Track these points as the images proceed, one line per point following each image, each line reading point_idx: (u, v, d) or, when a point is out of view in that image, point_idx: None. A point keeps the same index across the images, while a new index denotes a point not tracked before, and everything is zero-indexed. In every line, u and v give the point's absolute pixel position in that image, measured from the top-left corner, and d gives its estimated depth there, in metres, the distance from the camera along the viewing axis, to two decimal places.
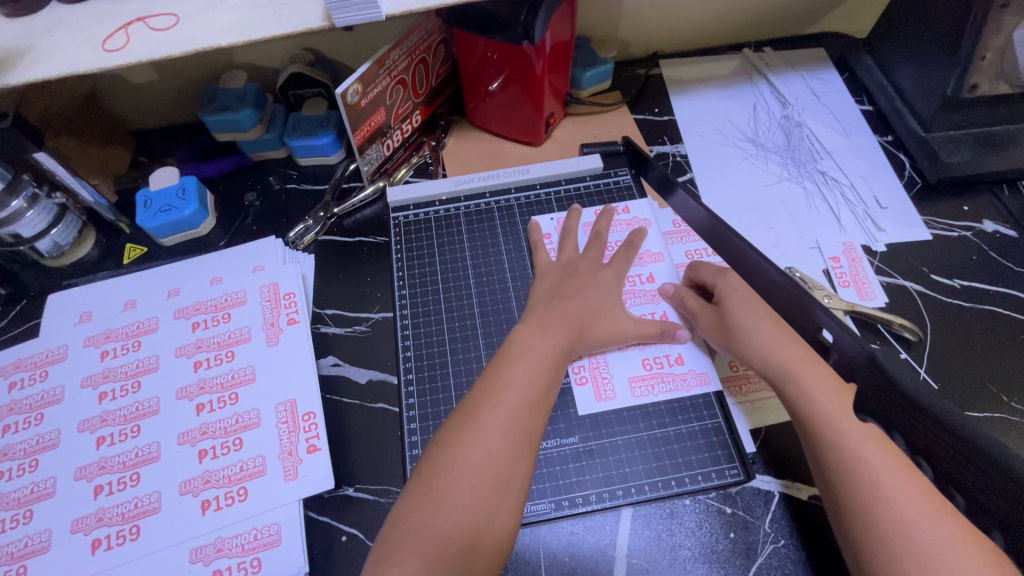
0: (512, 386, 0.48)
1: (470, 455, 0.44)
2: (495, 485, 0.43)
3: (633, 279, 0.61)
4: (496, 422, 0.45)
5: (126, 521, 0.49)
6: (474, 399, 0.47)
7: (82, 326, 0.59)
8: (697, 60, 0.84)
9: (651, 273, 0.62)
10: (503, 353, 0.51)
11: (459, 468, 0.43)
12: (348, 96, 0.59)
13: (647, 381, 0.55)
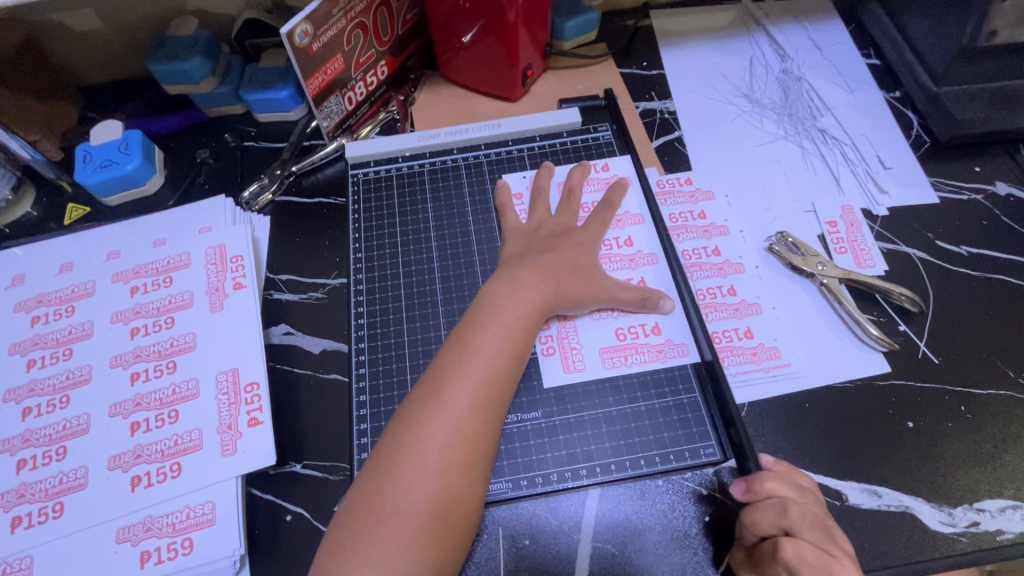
0: (484, 356, 0.43)
1: (436, 435, 0.39)
2: (466, 468, 0.39)
3: (611, 242, 0.56)
4: (464, 398, 0.41)
5: (50, 498, 0.45)
6: (438, 370, 0.42)
7: (13, 290, 0.55)
8: (690, 11, 0.77)
9: (628, 237, 0.57)
10: (469, 318, 0.46)
11: (425, 450, 0.39)
12: (297, 38, 0.54)
13: (619, 352, 0.50)
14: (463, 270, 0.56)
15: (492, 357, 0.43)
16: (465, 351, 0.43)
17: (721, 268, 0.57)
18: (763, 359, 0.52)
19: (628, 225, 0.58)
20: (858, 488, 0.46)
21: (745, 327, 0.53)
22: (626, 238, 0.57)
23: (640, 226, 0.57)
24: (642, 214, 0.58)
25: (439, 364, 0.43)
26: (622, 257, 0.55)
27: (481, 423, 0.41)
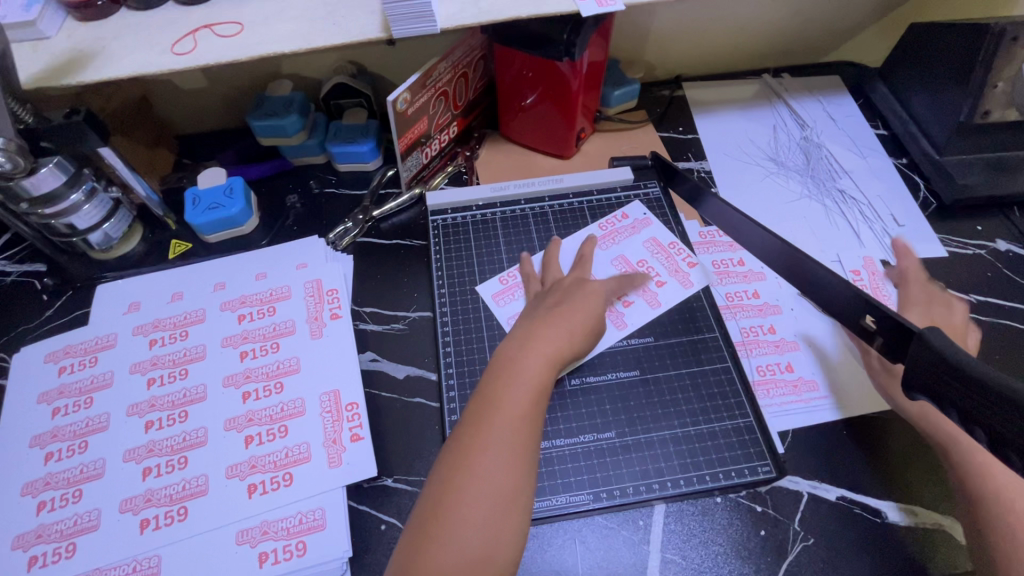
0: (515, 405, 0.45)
1: (484, 480, 0.41)
2: (515, 506, 0.42)
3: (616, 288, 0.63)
4: (510, 437, 0.43)
5: (174, 502, 0.50)
6: (472, 424, 0.44)
7: (131, 315, 0.62)
8: (718, 84, 0.88)
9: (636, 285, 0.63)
10: (493, 371, 0.48)
11: (487, 459, 0.42)
12: (398, 104, 0.62)
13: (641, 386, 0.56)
14: (511, 315, 0.62)
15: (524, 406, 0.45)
16: (497, 399, 0.45)
17: (762, 309, 0.63)
18: (805, 391, 0.57)
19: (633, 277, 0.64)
20: (895, 506, 0.51)
21: (786, 361, 0.60)
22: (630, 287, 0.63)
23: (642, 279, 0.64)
24: (647, 265, 0.65)
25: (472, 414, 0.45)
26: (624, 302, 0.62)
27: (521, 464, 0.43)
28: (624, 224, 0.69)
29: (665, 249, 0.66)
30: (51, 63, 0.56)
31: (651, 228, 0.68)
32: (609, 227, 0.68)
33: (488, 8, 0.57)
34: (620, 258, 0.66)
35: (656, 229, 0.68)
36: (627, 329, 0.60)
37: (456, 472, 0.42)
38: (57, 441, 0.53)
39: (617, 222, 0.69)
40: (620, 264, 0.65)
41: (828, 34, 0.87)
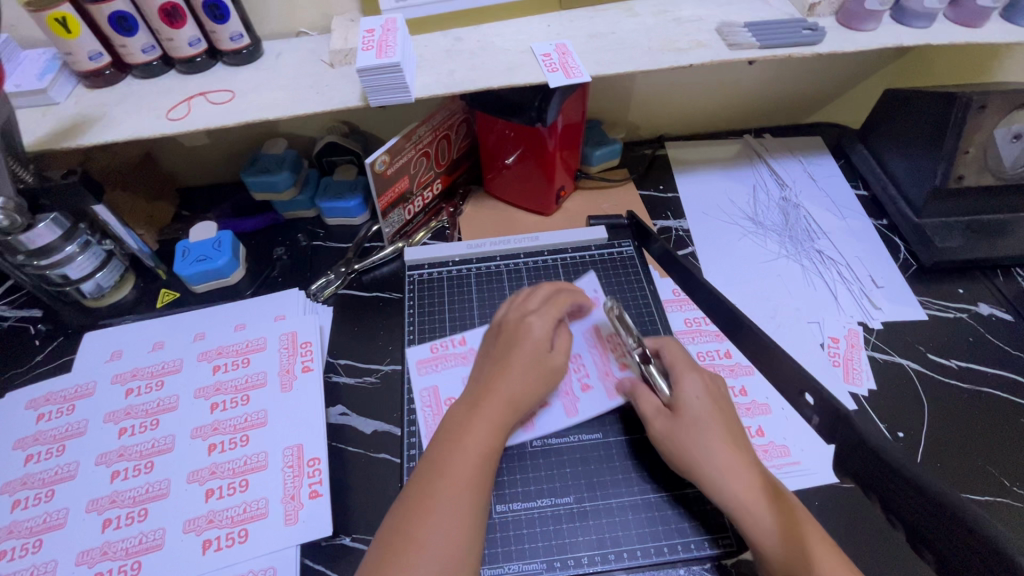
0: (461, 471, 0.44)
1: (426, 545, 0.41)
2: (460, 570, 0.41)
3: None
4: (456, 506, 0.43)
5: (129, 556, 0.50)
6: (415, 490, 0.44)
7: (111, 364, 0.63)
8: (701, 143, 0.90)
9: (575, 381, 0.59)
10: (438, 437, 0.47)
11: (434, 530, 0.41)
12: (377, 166, 0.65)
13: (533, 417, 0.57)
14: (425, 387, 0.61)
15: (468, 472, 0.44)
16: (440, 467, 0.44)
17: (732, 369, 0.63)
18: (774, 456, 0.57)
19: (600, 361, 0.61)
20: None
21: (756, 425, 0.59)
22: (572, 381, 0.59)
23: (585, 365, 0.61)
24: (581, 361, 0.61)
25: (420, 482, 0.44)
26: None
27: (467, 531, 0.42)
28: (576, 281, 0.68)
29: (615, 342, 0.62)
30: (55, 126, 0.61)
31: (604, 299, 0.67)
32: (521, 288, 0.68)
33: (461, 79, 0.61)
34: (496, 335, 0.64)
35: (603, 316, 0.65)
36: (577, 417, 0.57)
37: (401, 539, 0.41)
38: (25, 488, 0.54)
39: (528, 282, 0.68)
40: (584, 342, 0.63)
41: (806, 98, 0.90)
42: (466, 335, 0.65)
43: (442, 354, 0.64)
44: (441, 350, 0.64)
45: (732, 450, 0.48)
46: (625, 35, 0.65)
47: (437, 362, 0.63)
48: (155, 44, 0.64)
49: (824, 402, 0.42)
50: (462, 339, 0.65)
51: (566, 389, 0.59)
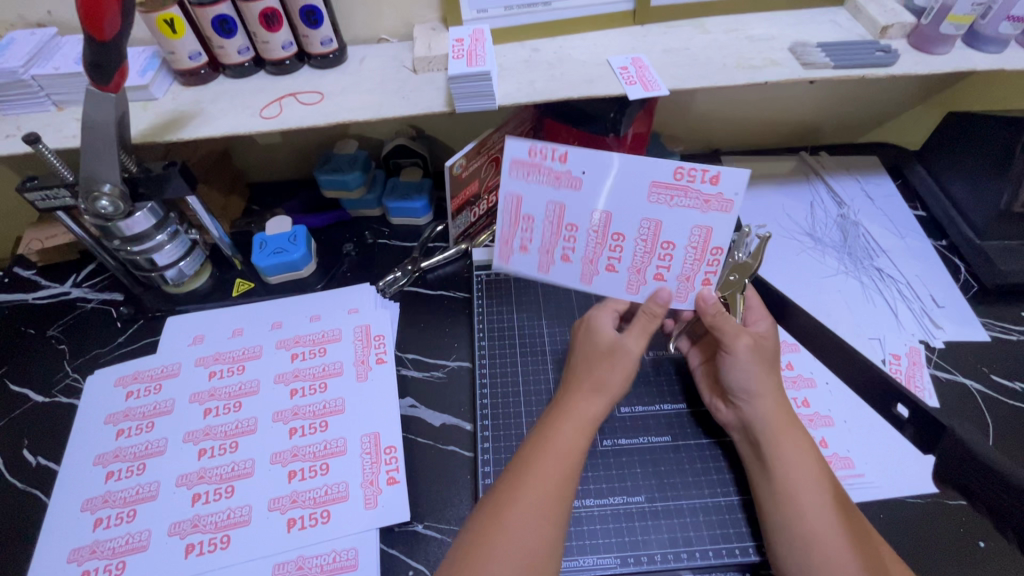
0: (552, 471, 0.47)
1: (511, 531, 0.44)
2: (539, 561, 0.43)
3: (572, 231, 0.58)
4: (540, 499, 0.45)
5: (218, 530, 0.53)
6: (514, 474, 0.48)
7: (195, 347, 0.67)
8: (757, 159, 0.91)
9: (590, 252, 0.59)
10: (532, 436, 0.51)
11: (519, 519, 0.44)
12: (455, 169, 0.67)
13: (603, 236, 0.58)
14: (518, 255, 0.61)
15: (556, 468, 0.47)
16: (530, 463, 0.48)
17: (795, 380, 0.64)
18: (838, 467, 0.57)
19: (642, 251, 0.58)
20: None
21: (819, 437, 0.60)
22: (590, 251, 0.59)
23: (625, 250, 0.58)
24: (620, 242, 0.58)
25: (518, 470, 0.48)
26: (564, 254, 0.59)
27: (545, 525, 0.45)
28: (690, 202, 0.55)
29: (703, 247, 0.57)
30: (155, 121, 0.64)
31: (721, 216, 0.55)
32: (559, 175, 0.56)
33: (542, 88, 0.63)
34: (560, 206, 0.57)
35: (724, 223, 0.55)
36: (590, 287, 0.60)
37: (490, 524, 0.44)
38: (118, 461, 0.58)
39: (546, 157, 0.56)
40: (642, 232, 0.57)
41: (865, 118, 0.90)
42: (532, 214, 0.58)
43: (514, 237, 0.60)
44: (517, 215, 0.59)
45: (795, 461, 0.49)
46: (699, 51, 0.67)
47: (507, 226, 0.60)
48: (249, 46, 0.67)
49: (918, 410, 0.54)
50: (527, 216, 0.58)
51: (573, 246, 0.59)
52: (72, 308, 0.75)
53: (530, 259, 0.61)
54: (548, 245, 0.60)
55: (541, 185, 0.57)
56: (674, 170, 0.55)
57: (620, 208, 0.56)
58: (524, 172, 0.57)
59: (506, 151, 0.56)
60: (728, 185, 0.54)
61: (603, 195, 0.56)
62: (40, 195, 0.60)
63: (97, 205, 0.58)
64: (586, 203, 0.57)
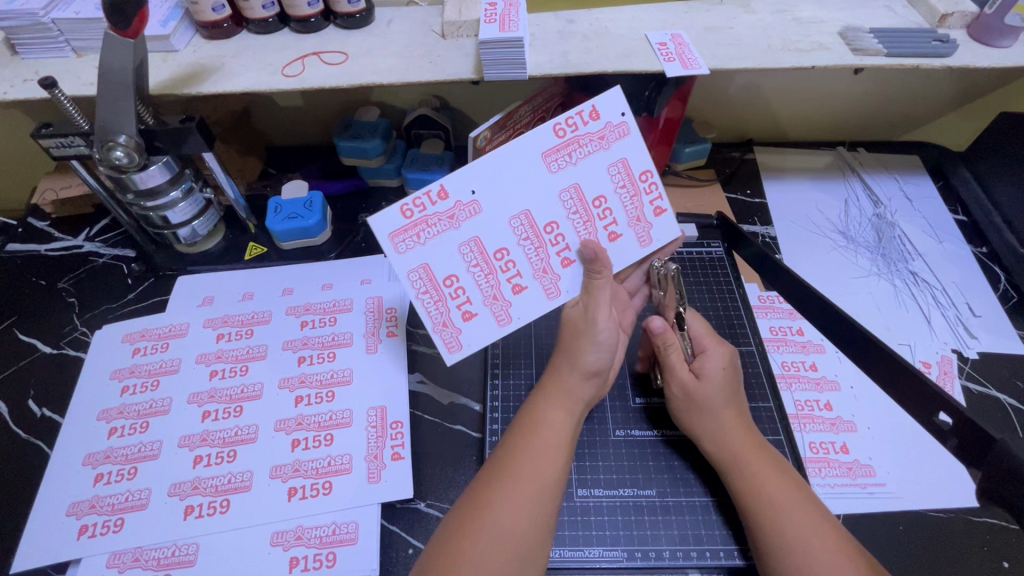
0: (540, 460, 0.46)
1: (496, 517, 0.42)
2: (522, 552, 0.41)
3: (504, 258, 0.52)
4: (527, 485, 0.44)
5: (219, 493, 0.53)
6: (503, 453, 0.46)
7: (203, 308, 0.66)
8: (790, 152, 0.88)
9: (535, 265, 0.53)
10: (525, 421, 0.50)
11: (503, 507, 0.42)
12: (479, 141, 0.62)
13: (537, 243, 0.53)
14: (462, 323, 0.53)
15: (546, 458, 0.46)
16: (521, 449, 0.46)
17: (818, 382, 0.62)
18: (859, 475, 0.55)
19: (581, 224, 0.53)
20: None
21: (840, 442, 0.58)
22: (535, 262, 0.53)
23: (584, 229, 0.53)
24: (558, 230, 0.53)
25: (505, 449, 0.47)
26: (514, 284, 0.53)
27: (531, 503, 0.43)
28: (589, 148, 0.52)
29: (631, 180, 0.53)
30: (175, 73, 0.61)
31: (625, 143, 0.52)
32: (452, 213, 0.50)
33: (576, 61, 0.59)
34: (474, 241, 0.52)
35: (632, 145, 0.52)
36: (559, 298, 0.54)
37: (477, 498, 0.43)
38: (122, 418, 0.58)
39: (425, 207, 0.50)
40: (569, 206, 0.52)
41: (909, 114, 0.86)
42: (454, 271, 0.52)
43: (451, 314, 0.53)
44: (438, 284, 0.52)
45: (787, 486, 0.47)
46: (744, 31, 0.63)
47: (437, 305, 0.53)
48: (274, 1, 0.64)
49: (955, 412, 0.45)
50: (450, 276, 0.52)
51: (516, 271, 0.53)
52: (84, 261, 0.74)
53: (482, 318, 0.53)
54: (491, 291, 0.53)
55: (438, 241, 0.51)
56: (552, 127, 0.51)
57: (549, 182, 0.52)
58: (413, 238, 0.50)
59: (376, 228, 0.49)
60: (610, 109, 0.51)
61: (513, 192, 0.51)
62: (55, 142, 0.59)
63: (111, 156, 0.57)
64: (499, 218, 0.51)
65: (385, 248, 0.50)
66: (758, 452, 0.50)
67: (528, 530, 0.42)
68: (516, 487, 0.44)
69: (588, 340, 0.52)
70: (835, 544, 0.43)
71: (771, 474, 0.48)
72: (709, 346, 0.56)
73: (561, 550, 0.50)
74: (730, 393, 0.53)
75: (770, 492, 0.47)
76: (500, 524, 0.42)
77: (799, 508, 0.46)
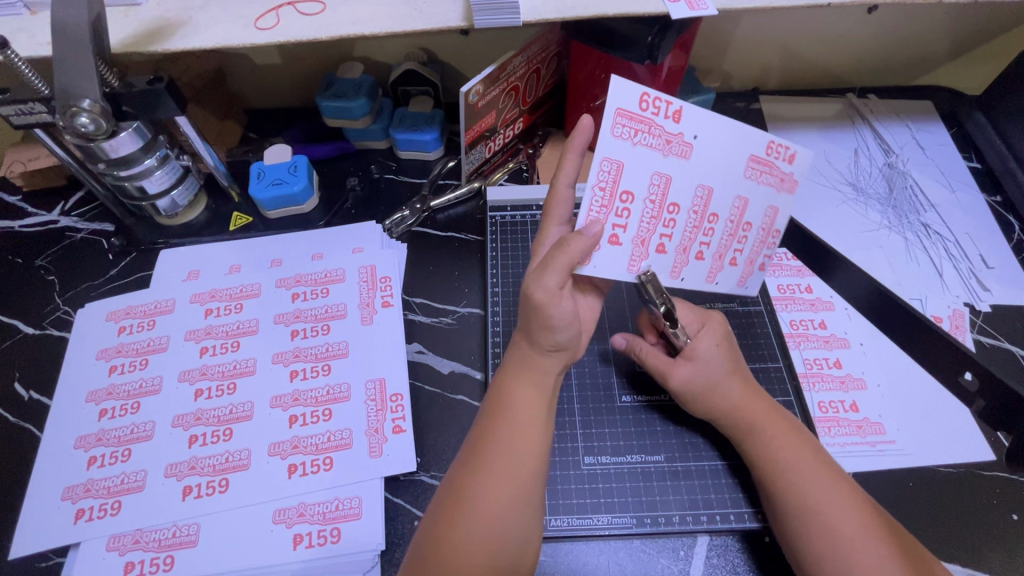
0: (523, 443, 0.43)
1: (484, 503, 0.40)
2: (509, 537, 0.40)
3: (673, 214, 0.49)
4: (512, 469, 0.42)
5: (216, 473, 0.51)
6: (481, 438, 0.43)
7: (189, 283, 0.64)
8: (799, 100, 0.83)
9: (683, 240, 0.51)
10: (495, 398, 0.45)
11: (491, 493, 0.41)
12: (470, 96, 0.59)
13: (695, 226, 0.51)
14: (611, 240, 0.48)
15: (529, 438, 0.43)
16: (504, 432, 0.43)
17: (828, 341, 0.60)
18: (869, 433, 0.54)
19: (727, 234, 0.53)
20: (962, 569, 0.48)
21: (850, 400, 0.56)
22: (684, 236, 0.51)
23: (729, 231, 0.52)
24: (713, 226, 0.51)
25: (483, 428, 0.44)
26: (660, 244, 0.50)
27: (518, 489, 0.41)
28: (772, 180, 0.51)
29: (768, 229, 0.53)
30: (139, 29, 0.53)
31: (784, 195, 0.52)
32: (670, 138, 0.47)
33: (574, 3, 0.53)
34: (666, 179, 0.48)
35: (789, 203, 0.52)
36: (677, 281, 0.53)
37: (462, 486, 0.41)
38: (112, 399, 0.56)
39: (659, 112, 0.46)
40: (731, 211, 0.51)
41: (927, 55, 0.81)
42: (635, 191, 0.47)
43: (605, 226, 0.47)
44: (615, 192, 0.47)
45: (808, 460, 0.45)
46: None
47: (601, 208, 0.47)
48: None
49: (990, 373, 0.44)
50: (630, 193, 0.47)
51: (671, 232, 0.50)
52: (60, 237, 0.70)
53: (621, 253, 0.49)
54: (643, 233, 0.49)
55: (646, 151, 0.46)
56: (767, 145, 0.50)
57: (725, 181, 0.50)
58: (630, 130, 0.46)
59: (611, 92, 0.44)
60: (801, 164, 0.51)
61: (711, 168, 0.49)
62: (14, 109, 0.54)
63: (76, 122, 0.52)
64: (647, 167, 0.47)
65: (606, 120, 0.45)
66: (776, 424, 0.48)
67: (513, 514, 0.41)
68: (503, 471, 0.41)
69: (540, 324, 0.44)
70: (853, 504, 0.43)
71: (791, 447, 0.46)
72: (705, 323, 0.54)
73: (569, 518, 0.49)
74: (733, 367, 0.51)
75: (789, 463, 0.45)
76: (485, 510, 0.40)
77: (822, 479, 0.44)
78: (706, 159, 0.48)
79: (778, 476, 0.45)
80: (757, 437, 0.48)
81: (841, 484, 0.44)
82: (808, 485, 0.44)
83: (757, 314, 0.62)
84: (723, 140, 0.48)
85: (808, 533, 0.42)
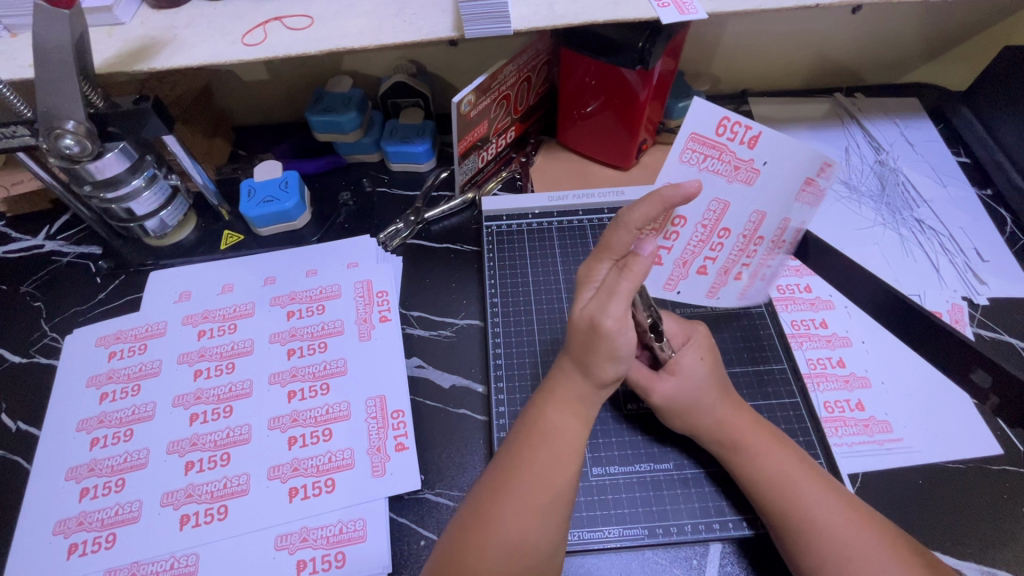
0: (545, 467, 0.41)
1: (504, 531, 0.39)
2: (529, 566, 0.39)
3: (722, 237, 0.53)
4: (535, 495, 0.40)
5: (215, 500, 0.50)
6: (506, 459, 0.42)
7: (181, 304, 0.62)
8: (787, 100, 0.84)
9: (728, 263, 0.55)
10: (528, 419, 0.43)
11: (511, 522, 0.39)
12: (462, 106, 0.58)
13: (740, 251, 0.54)
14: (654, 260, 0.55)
15: (553, 462, 0.41)
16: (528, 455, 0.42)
17: (830, 340, 0.60)
18: (876, 432, 0.54)
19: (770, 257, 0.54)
20: (978, 567, 0.47)
21: (855, 399, 0.56)
22: (729, 259, 0.55)
23: (776, 254, 0.53)
24: (758, 251, 0.54)
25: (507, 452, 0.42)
26: (701, 266, 0.56)
27: (541, 514, 0.40)
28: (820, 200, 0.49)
29: None
30: (124, 48, 0.53)
31: None
32: (739, 165, 0.49)
33: (563, 11, 0.53)
34: (723, 206, 0.52)
35: None
36: (714, 300, 0.58)
37: (483, 508, 0.40)
38: (103, 427, 0.54)
39: (734, 139, 0.49)
40: (776, 233, 0.52)
41: (910, 53, 0.82)
42: (688, 215, 0.53)
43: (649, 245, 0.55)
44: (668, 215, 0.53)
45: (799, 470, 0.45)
46: None
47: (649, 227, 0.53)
48: None
49: None
50: (683, 217, 0.53)
51: (715, 255, 0.55)
52: (45, 262, 0.69)
53: (662, 270, 0.56)
54: (685, 255, 0.55)
55: (711, 176, 0.50)
56: (820, 166, 0.47)
57: (785, 208, 0.50)
58: (700, 155, 0.50)
59: (686, 121, 0.49)
60: None
61: (771, 195, 0.50)
62: None
63: (60, 145, 0.51)
64: (706, 192, 0.51)
65: (675, 146, 0.50)
66: (760, 435, 0.47)
67: (535, 542, 0.39)
68: (523, 492, 0.40)
69: (606, 354, 0.39)
70: (851, 512, 0.42)
71: (782, 458, 0.46)
72: (689, 336, 0.52)
73: (579, 531, 0.48)
74: (722, 378, 0.50)
75: (783, 474, 0.45)
76: (506, 538, 0.39)
77: (818, 490, 0.44)
78: (769, 185, 0.50)
79: (771, 488, 0.44)
80: (753, 452, 0.46)
81: (837, 492, 0.44)
82: (804, 496, 0.43)
83: (758, 315, 0.62)
84: (790, 165, 0.48)
85: (809, 545, 0.42)
